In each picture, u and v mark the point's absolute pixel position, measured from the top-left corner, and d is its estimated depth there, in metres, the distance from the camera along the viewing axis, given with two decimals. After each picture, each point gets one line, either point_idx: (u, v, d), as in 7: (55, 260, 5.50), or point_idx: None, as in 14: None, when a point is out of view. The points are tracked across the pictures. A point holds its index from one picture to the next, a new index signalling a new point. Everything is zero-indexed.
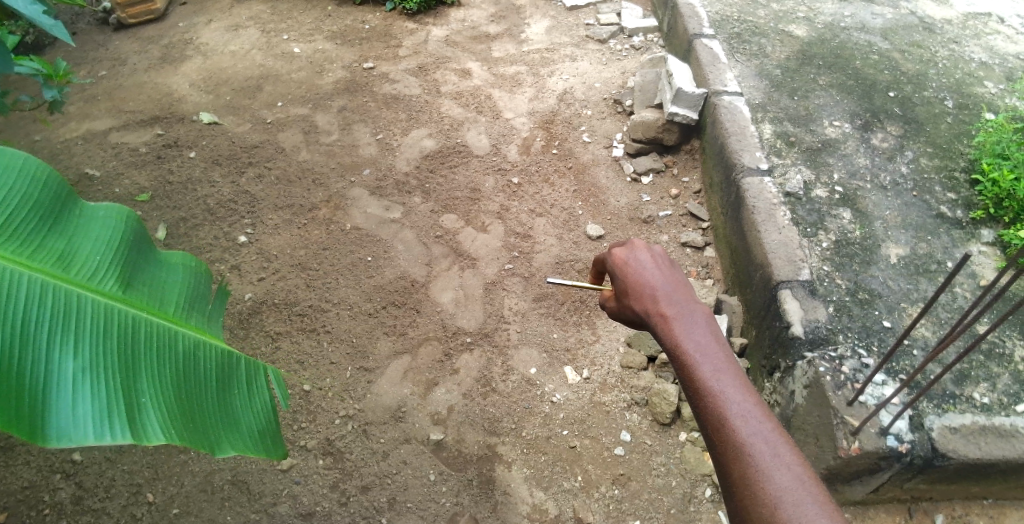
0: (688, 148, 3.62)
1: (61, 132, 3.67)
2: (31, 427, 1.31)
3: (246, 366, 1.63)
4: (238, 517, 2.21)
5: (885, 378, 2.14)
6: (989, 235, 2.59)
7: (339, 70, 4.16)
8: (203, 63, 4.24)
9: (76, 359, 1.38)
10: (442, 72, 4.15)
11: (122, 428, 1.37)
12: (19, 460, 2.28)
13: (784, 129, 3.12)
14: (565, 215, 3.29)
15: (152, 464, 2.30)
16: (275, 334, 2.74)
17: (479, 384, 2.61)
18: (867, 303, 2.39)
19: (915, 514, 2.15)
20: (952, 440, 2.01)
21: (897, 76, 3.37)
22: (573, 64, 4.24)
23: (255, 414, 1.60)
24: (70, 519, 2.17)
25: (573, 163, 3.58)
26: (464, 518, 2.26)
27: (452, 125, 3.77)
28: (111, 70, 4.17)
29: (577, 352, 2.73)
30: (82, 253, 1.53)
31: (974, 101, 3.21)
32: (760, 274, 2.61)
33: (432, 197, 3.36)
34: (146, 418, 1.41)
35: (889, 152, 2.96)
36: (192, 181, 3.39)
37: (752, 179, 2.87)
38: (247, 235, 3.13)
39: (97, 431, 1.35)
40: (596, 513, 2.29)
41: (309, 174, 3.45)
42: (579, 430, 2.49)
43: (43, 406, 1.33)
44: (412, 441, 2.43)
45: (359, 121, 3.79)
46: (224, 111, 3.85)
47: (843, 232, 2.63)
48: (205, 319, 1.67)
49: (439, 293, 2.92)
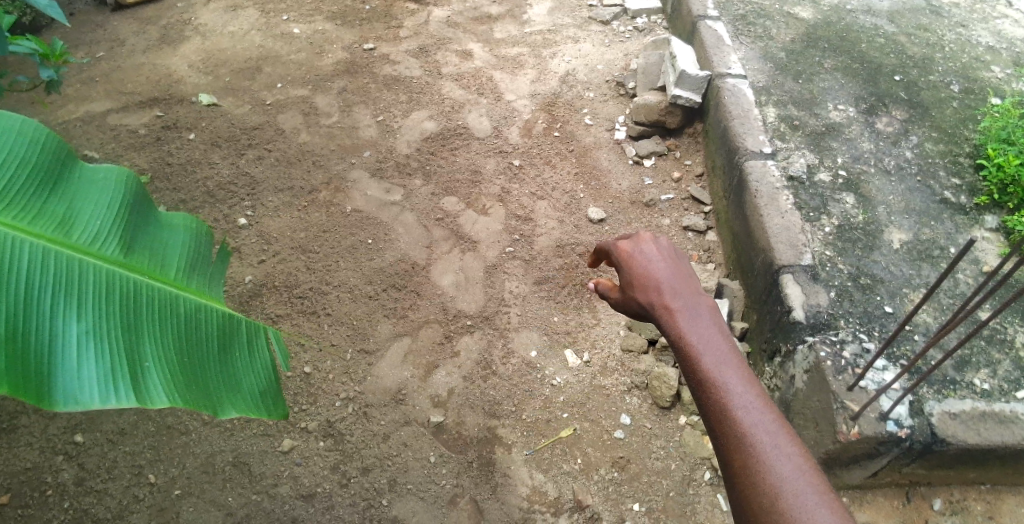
0: (691, 131, 3.59)
1: (59, 113, 3.64)
2: (37, 391, 1.31)
3: (247, 329, 1.62)
4: (240, 498, 2.22)
5: (886, 363, 2.14)
6: (993, 221, 2.57)
7: (339, 51, 4.12)
8: (202, 43, 4.19)
9: (79, 323, 1.39)
10: (443, 54, 4.10)
11: (126, 389, 1.38)
12: (22, 441, 2.30)
13: (788, 112, 3.09)
14: (566, 198, 3.27)
15: (153, 445, 2.31)
16: (276, 316, 2.74)
17: (479, 367, 2.61)
18: (869, 288, 2.38)
19: (913, 497, 2.17)
20: (952, 426, 2.01)
21: (903, 60, 3.33)
22: (575, 46, 4.19)
23: (257, 375, 1.60)
24: (73, 499, 2.18)
25: (575, 145, 3.56)
26: (464, 499, 2.27)
27: (453, 107, 3.74)
28: (109, 51, 4.12)
29: (578, 335, 2.73)
30: (83, 215, 1.53)
31: (980, 86, 3.18)
32: (762, 259, 2.60)
33: (433, 179, 3.34)
34: (150, 380, 1.41)
35: (894, 137, 2.93)
36: (192, 163, 3.37)
37: (755, 162, 2.86)
38: (247, 217, 3.12)
39: (103, 394, 1.36)
40: (595, 495, 2.30)
41: (310, 156, 3.43)
42: (580, 413, 2.50)
43: (49, 368, 1.33)
44: (412, 423, 2.44)
45: (359, 102, 3.76)
46: (223, 92, 3.81)
47: (846, 216, 2.62)
48: (207, 281, 1.67)
49: (440, 276, 2.92)
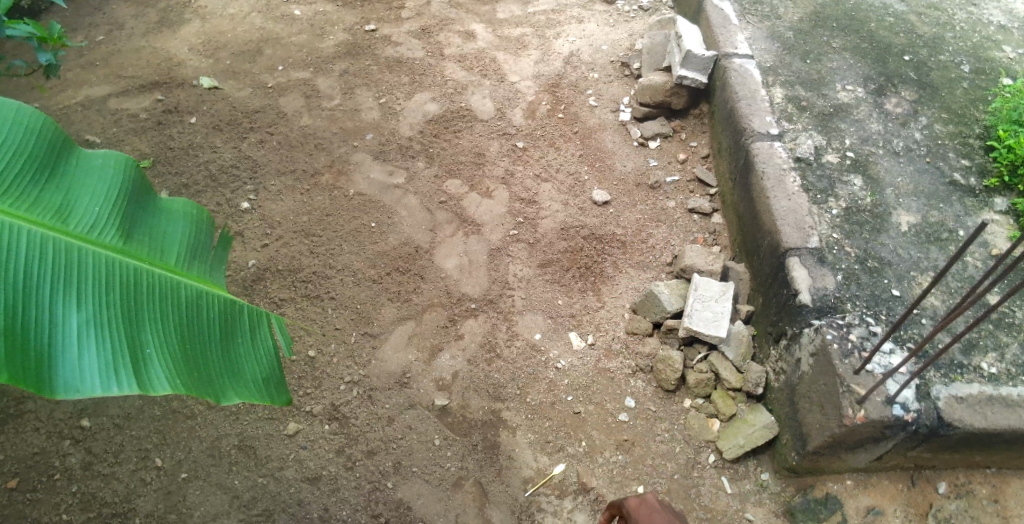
0: (697, 113, 3.55)
1: (60, 98, 3.61)
2: (37, 381, 1.32)
3: (248, 314, 1.60)
4: (245, 481, 2.23)
5: (893, 346, 2.14)
6: (1003, 203, 2.55)
7: (340, 32, 4.07)
8: (202, 26, 4.14)
9: (78, 311, 1.39)
10: (445, 35, 4.06)
11: (127, 377, 1.38)
12: (29, 426, 2.31)
13: (795, 93, 3.05)
14: (570, 181, 3.25)
15: (159, 429, 2.32)
16: (279, 300, 2.73)
17: (483, 350, 2.61)
18: (877, 271, 2.36)
19: (917, 481, 2.16)
20: (959, 410, 2.00)
21: (913, 39, 3.28)
22: (579, 26, 4.14)
23: (259, 362, 1.59)
24: (80, 483, 2.20)
25: (579, 127, 3.52)
26: (469, 482, 2.28)
27: (456, 88, 3.70)
28: (109, 35, 4.06)
29: (582, 318, 2.73)
30: (80, 203, 1.53)
31: (991, 66, 3.13)
32: (768, 241, 2.58)
33: (436, 161, 3.32)
34: (152, 367, 1.41)
35: (903, 118, 2.89)
36: (194, 147, 3.35)
37: (762, 144, 2.83)
38: (250, 201, 3.10)
39: (104, 382, 1.36)
40: (599, 478, 2.31)
41: (312, 139, 3.41)
42: (584, 396, 2.50)
43: (48, 358, 1.34)
44: (416, 407, 2.45)
45: (361, 84, 3.72)
46: (224, 75, 3.78)
47: (854, 199, 2.59)
48: (208, 268, 1.65)
49: (443, 259, 2.91)
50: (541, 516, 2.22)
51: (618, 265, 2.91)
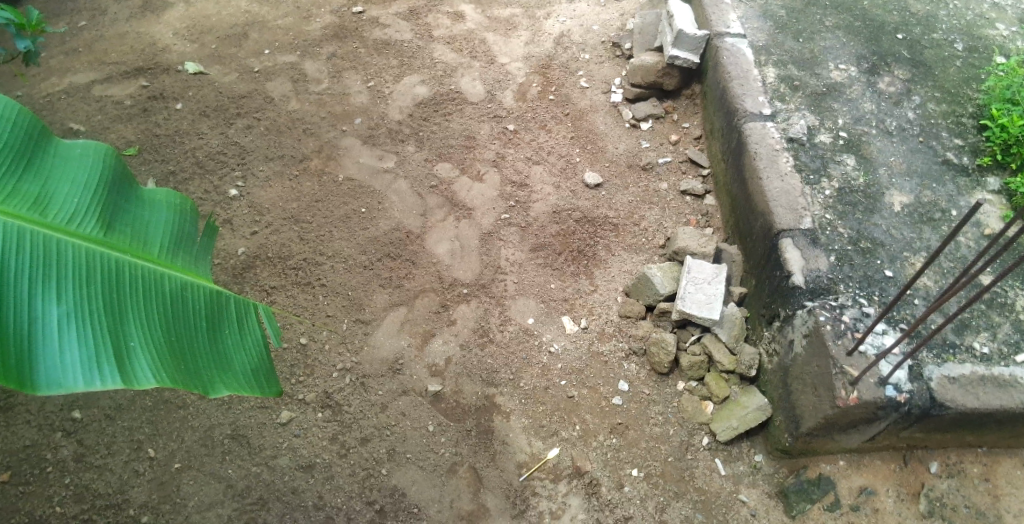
0: (688, 93, 3.52)
1: (42, 86, 3.53)
2: (19, 377, 1.30)
3: (236, 305, 1.58)
4: (239, 470, 2.22)
5: (885, 327, 2.14)
6: (995, 183, 2.54)
7: (327, 14, 4.00)
8: (186, 11, 4.05)
9: (59, 305, 1.37)
10: (434, 16, 3.99)
11: (110, 371, 1.37)
12: (19, 419, 2.28)
13: (788, 73, 3.02)
14: (562, 163, 3.22)
15: (151, 420, 2.31)
16: (268, 288, 2.70)
17: (476, 335, 2.60)
18: (869, 252, 2.36)
19: (910, 461, 2.17)
20: (951, 390, 2.01)
21: (907, 17, 3.25)
22: (570, 6, 4.08)
23: (249, 353, 1.56)
24: (73, 475, 2.18)
25: (570, 109, 3.49)
26: (463, 467, 2.28)
27: (445, 71, 3.65)
28: (91, 20, 3.96)
29: (576, 302, 2.71)
30: (59, 195, 1.50)
31: (984, 44, 3.11)
32: (761, 223, 2.57)
33: (426, 145, 3.27)
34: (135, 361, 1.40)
35: (895, 97, 2.87)
36: (181, 134, 3.29)
37: (754, 124, 2.81)
38: (238, 188, 3.06)
39: (87, 376, 1.35)
40: (594, 461, 2.31)
41: (299, 124, 3.36)
42: (578, 380, 2.50)
43: (29, 353, 1.32)
44: (410, 393, 2.44)
45: (349, 68, 3.66)
46: (209, 60, 3.71)
47: (847, 179, 2.58)
48: (193, 259, 1.62)
49: (434, 244, 2.88)
50: (536, 501, 2.22)
51: (611, 248, 2.90)
